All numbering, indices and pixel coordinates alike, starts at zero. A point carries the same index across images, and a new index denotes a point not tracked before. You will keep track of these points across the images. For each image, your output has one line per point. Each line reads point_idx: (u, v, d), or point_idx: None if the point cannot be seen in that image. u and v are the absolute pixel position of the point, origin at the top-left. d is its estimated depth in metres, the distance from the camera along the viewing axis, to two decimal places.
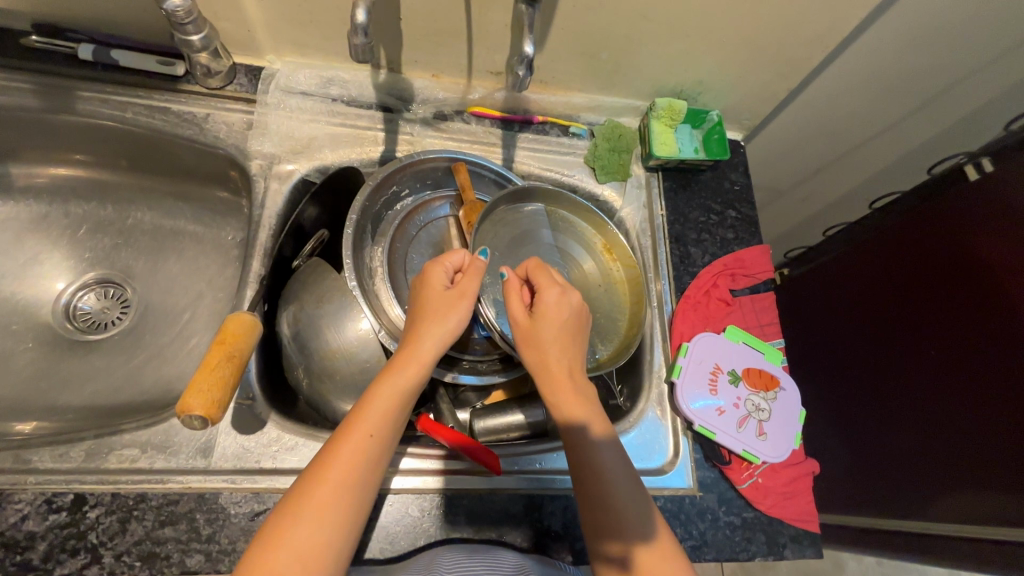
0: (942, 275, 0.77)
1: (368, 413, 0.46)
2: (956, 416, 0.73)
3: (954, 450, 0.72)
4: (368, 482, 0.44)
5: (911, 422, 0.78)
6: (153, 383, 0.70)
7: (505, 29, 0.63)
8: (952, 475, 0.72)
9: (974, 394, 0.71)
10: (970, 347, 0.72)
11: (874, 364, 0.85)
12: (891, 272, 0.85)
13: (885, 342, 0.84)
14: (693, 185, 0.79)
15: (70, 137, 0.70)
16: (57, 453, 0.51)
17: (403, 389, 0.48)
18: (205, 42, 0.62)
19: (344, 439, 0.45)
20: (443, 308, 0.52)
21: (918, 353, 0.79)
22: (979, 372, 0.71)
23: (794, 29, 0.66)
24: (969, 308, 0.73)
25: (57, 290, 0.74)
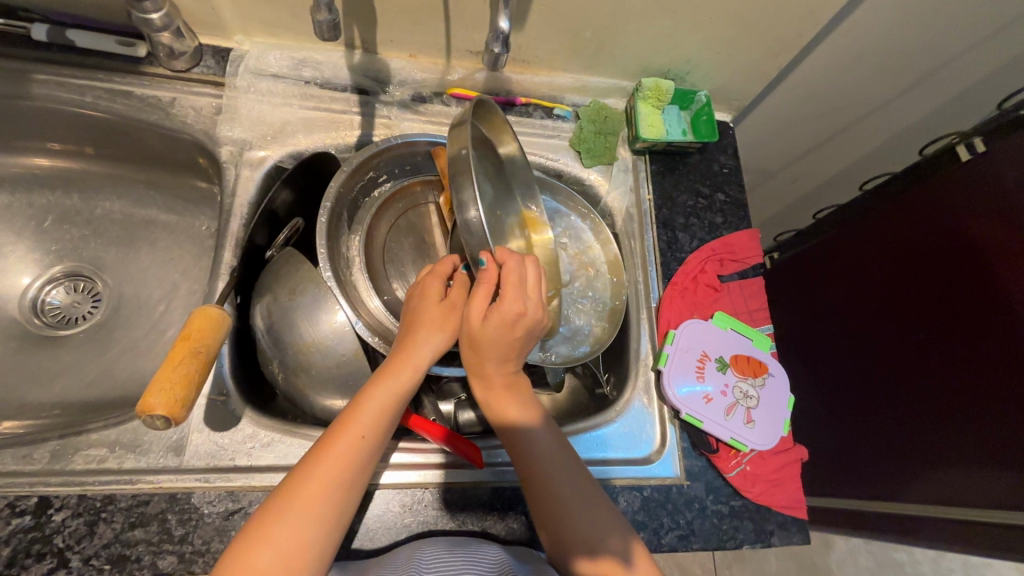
0: (931, 259, 0.76)
1: (362, 411, 0.45)
2: (943, 401, 0.73)
3: (941, 435, 0.72)
4: (358, 482, 0.43)
5: (897, 407, 0.78)
6: (126, 379, 0.68)
7: (482, 6, 0.61)
8: (948, 456, 0.71)
9: (960, 380, 0.71)
10: (959, 331, 0.72)
11: (862, 348, 0.84)
12: (883, 253, 0.84)
13: (873, 326, 0.83)
14: (680, 169, 0.77)
15: (29, 123, 0.66)
16: (20, 455, 0.49)
17: (397, 390, 0.47)
18: (165, 21, 0.59)
19: (335, 438, 0.43)
20: (426, 318, 0.50)
21: (912, 334, 0.77)
22: (966, 357, 0.71)
23: (785, 5, 0.63)
24: (958, 292, 0.72)
25: (23, 284, 0.71)
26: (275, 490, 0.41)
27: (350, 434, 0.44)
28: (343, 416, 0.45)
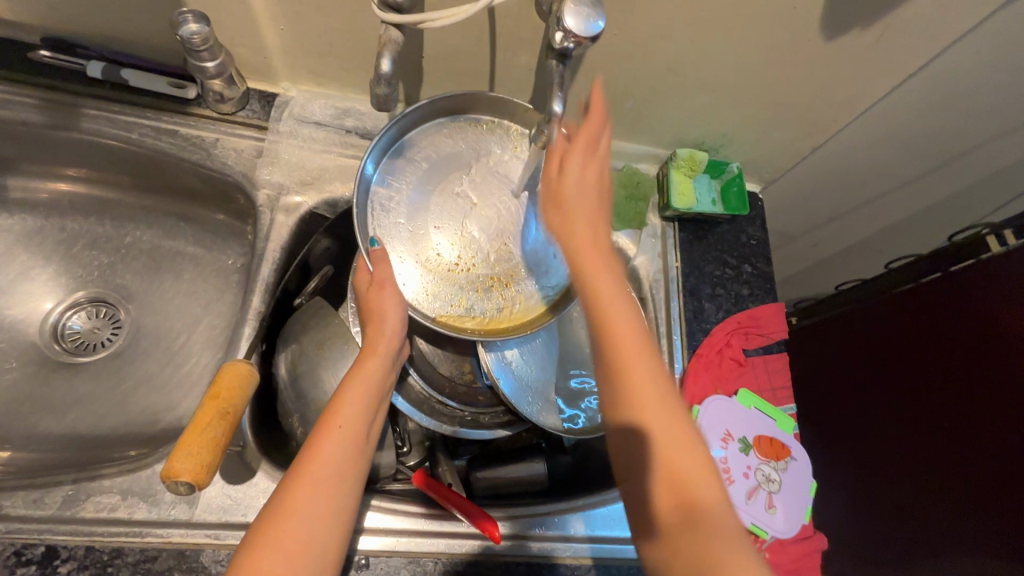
0: (949, 350, 0.74)
1: (341, 408, 0.46)
2: (950, 485, 0.71)
3: (955, 533, 0.71)
4: (348, 478, 0.44)
5: (916, 499, 0.76)
6: (139, 412, 0.67)
7: (530, 74, 0.62)
8: (960, 542, 0.70)
9: (966, 463, 0.70)
10: (976, 434, 0.69)
11: (874, 421, 0.83)
12: (890, 324, 0.83)
13: (890, 410, 0.81)
14: (709, 237, 0.77)
15: (70, 152, 0.67)
16: (31, 499, 0.48)
17: (367, 380, 0.48)
18: (219, 69, 0.60)
19: (320, 437, 0.44)
20: (372, 306, 0.51)
21: (921, 412, 0.76)
22: (982, 461, 0.68)
23: (823, 90, 0.65)
24: (968, 389, 0.71)
25: (46, 308, 0.71)
26: (272, 496, 0.42)
27: (330, 428, 0.45)
28: (326, 415, 0.46)
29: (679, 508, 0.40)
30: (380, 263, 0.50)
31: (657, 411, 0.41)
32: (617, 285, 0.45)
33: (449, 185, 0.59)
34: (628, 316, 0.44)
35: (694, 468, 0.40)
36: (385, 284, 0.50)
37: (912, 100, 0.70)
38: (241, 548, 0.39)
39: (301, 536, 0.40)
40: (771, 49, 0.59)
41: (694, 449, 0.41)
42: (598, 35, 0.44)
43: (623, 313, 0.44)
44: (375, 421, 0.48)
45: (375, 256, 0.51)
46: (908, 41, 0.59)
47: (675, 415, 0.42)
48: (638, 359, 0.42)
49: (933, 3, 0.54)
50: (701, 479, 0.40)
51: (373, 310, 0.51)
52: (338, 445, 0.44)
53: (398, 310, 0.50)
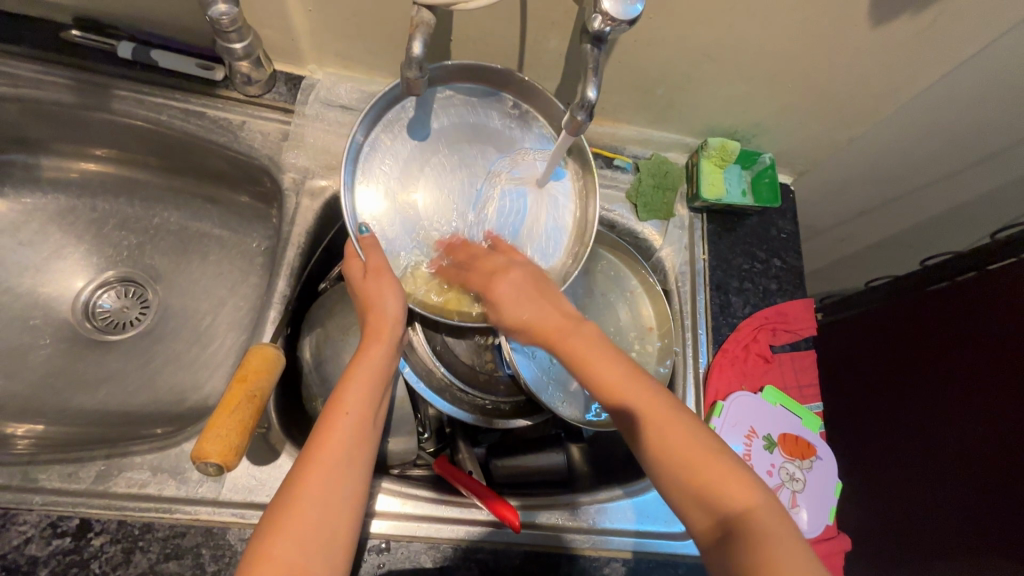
0: (977, 362, 0.72)
1: (348, 392, 0.45)
2: (979, 480, 0.70)
3: (963, 544, 0.71)
4: (359, 463, 0.43)
5: (932, 507, 0.75)
6: (166, 390, 0.69)
7: (560, 59, 0.61)
8: (991, 539, 0.67)
9: (994, 455, 0.68)
10: (990, 451, 0.69)
11: (898, 416, 0.81)
12: (916, 318, 0.81)
13: (907, 416, 0.80)
14: (738, 229, 0.75)
15: (100, 133, 0.68)
16: (66, 473, 0.49)
17: (370, 365, 0.47)
18: (247, 50, 0.60)
19: (330, 420, 0.43)
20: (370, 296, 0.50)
21: (947, 405, 0.75)
22: (995, 482, 0.68)
23: (866, 79, 0.63)
24: (995, 381, 0.69)
25: (77, 287, 0.73)
26: (283, 480, 0.41)
27: (338, 413, 0.44)
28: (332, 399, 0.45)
29: (715, 522, 0.40)
30: (370, 249, 0.51)
31: (660, 426, 0.43)
32: (546, 288, 0.53)
33: (440, 162, 0.59)
34: (611, 362, 0.47)
35: (694, 452, 0.42)
36: (382, 270, 0.50)
37: (961, 91, 0.67)
38: (250, 541, 0.38)
39: (316, 516, 0.40)
40: (816, 35, 0.56)
41: (684, 433, 0.43)
42: (636, 18, 0.42)
43: (606, 356, 0.47)
44: (381, 409, 0.48)
45: (364, 244, 0.51)
46: (965, 28, 0.56)
47: (678, 427, 0.43)
48: (631, 391, 0.45)
49: None
50: (732, 486, 0.40)
51: (371, 301, 0.50)
52: (347, 429, 0.43)
53: (394, 303, 0.50)
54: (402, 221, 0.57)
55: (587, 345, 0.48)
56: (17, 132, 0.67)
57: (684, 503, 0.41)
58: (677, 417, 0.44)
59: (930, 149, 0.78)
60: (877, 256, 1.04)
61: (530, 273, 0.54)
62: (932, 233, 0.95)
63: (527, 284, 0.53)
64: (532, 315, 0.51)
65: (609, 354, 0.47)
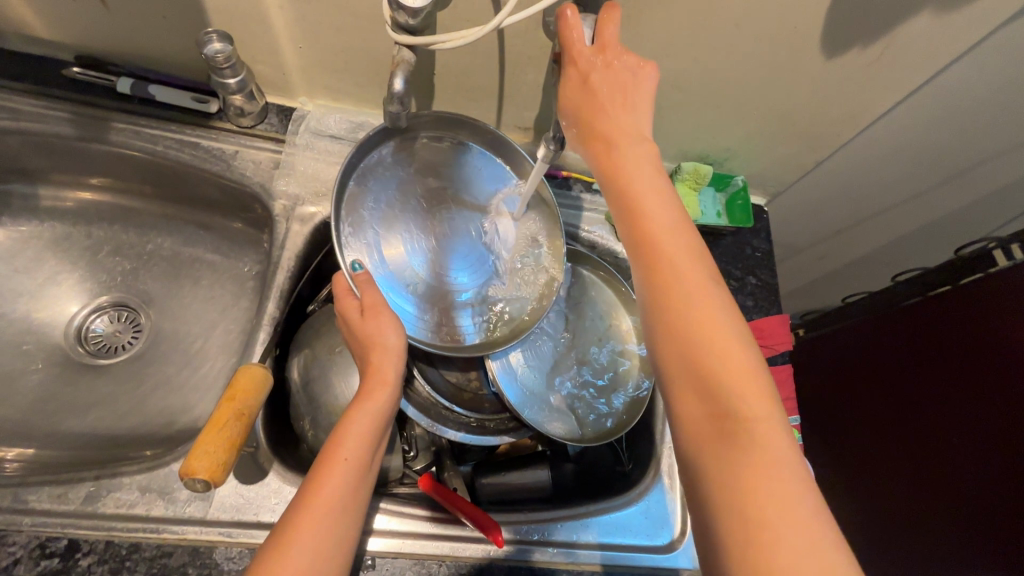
0: (947, 375, 0.74)
1: (347, 440, 0.46)
2: (955, 492, 0.71)
3: (944, 555, 0.72)
4: (352, 511, 0.44)
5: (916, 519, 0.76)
6: (157, 412, 0.70)
7: (537, 90, 0.64)
8: (969, 551, 0.68)
9: (967, 466, 0.70)
10: (964, 462, 0.70)
11: (879, 429, 0.83)
12: (890, 332, 0.84)
13: (887, 432, 0.82)
14: (714, 249, 0.78)
15: (97, 163, 0.70)
16: (55, 494, 0.50)
17: (371, 412, 0.48)
18: (240, 85, 0.63)
19: (327, 466, 0.44)
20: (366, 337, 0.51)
21: (922, 418, 0.76)
22: (971, 493, 0.69)
23: (824, 106, 0.67)
24: (964, 393, 0.71)
25: (72, 311, 0.74)
26: (274, 527, 0.42)
27: (336, 460, 0.45)
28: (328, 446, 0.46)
29: (710, 415, 0.36)
30: (366, 288, 0.52)
31: (689, 290, 0.39)
32: (636, 105, 0.45)
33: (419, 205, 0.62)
34: (664, 206, 0.42)
35: (709, 328, 0.38)
36: (380, 308, 0.51)
37: (918, 115, 0.71)
38: None
39: (303, 564, 0.40)
40: (777, 66, 0.60)
41: (711, 305, 0.38)
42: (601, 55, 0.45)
43: (675, 243, 0.40)
44: (376, 455, 0.49)
45: (359, 281, 0.53)
46: (914, 58, 0.60)
47: (704, 298, 0.38)
48: (676, 253, 0.40)
49: (931, 25, 0.56)
50: (744, 379, 0.36)
51: (372, 337, 0.51)
52: (346, 475, 0.44)
53: (393, 337, 0.51)
54: (385, 257, 0.59)
55: (646, 179, 0.43)
56: (16, 163, 0.69)
57: (681, 384, 0.38)
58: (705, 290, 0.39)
59: (894, 171, 0.82)
60: (854, 273, 1.08)
61: (636, 70, 0.45)
62: (902, 250, 0.98)
63: (632, 87, 0.45)
64: (612, 124, 0.44)
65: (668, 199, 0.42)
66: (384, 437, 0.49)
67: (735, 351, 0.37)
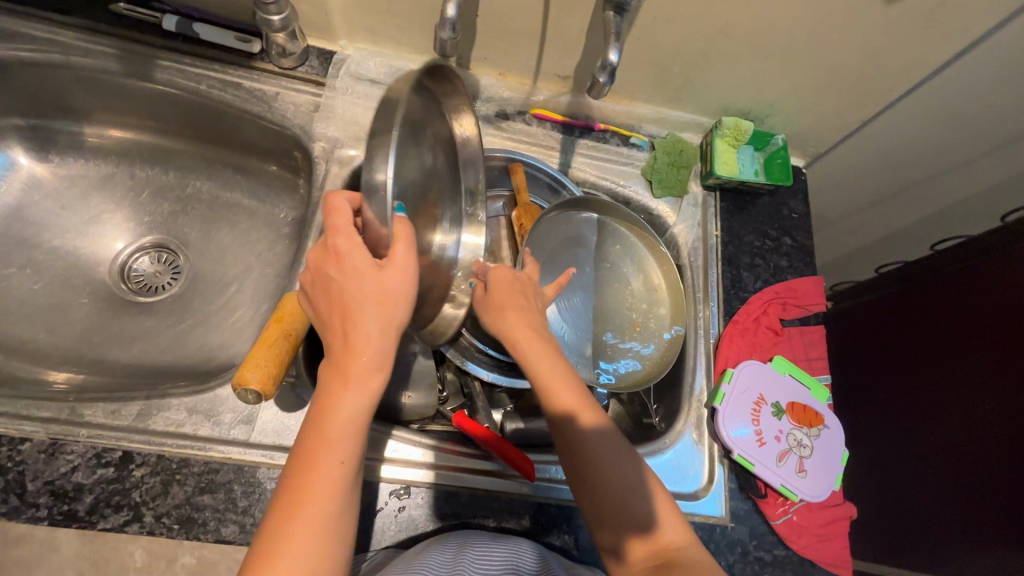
0: (982, 341, 0.73)
1: (338, 436, 0.39)
2: (982, 460, 0.70)
3: (964, 523, 0.70)
4: (348, 512, 0.39)
5: (936, 488, 0.74)
6: (196, 349, 0.72)
7: (580, 35, 0.64)
8: (995, 519, 0.67)
9: (998, 433, 0.68)
10: (997, 429, 0.69)
11: (907, 397, 0.82)
12: (926, 300, 0.83)
13: (913, 399, 0.81)
14: (750, 208, 0.77)
15: (142, 103, 0.71)
16: (109, 410, 0.52)
17: (362, 402, 0.40)
18: (284, 23, 0.63)
19: (316, 470, 0.38)
20: (358, 311, 0.40)
21: (954, 385, 0.76)
22: (999, 460, 0.68)
23: (875, 59, 0.65)
24: (998, 360, 0.71)
25: (116, 249, 0.76)
26: (257, 538, 0.37)
27: (329, 463, 0.38)
28: (313, 432, 0.39)
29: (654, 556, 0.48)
30: (396, 244, 0.41)
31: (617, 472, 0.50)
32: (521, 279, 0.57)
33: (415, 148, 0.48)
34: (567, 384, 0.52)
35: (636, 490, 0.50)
36: (409, 282, 0.42)
37: (973, 74, 0.69)
38: None
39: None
40: (831, 15, 0.59)
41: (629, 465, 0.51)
42: None
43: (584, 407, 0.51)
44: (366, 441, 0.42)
45: (397, 236, 0.41)
46: (976, 8, 0.58)
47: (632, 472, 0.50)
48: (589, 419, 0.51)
49: None
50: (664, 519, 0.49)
51: (359, 308, 0.40)
52: (339, 478, 0.38)
53: (396, 315, 0.41)
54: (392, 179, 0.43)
55: (537, 343, 0.54)
56: (64, 100, 0.71)
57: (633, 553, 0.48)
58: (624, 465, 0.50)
59: (941, 138, 0.80)
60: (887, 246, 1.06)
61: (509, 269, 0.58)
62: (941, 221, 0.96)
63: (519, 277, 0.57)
64: (516, 318, 0.54)
65: (557, 356, 0.54)
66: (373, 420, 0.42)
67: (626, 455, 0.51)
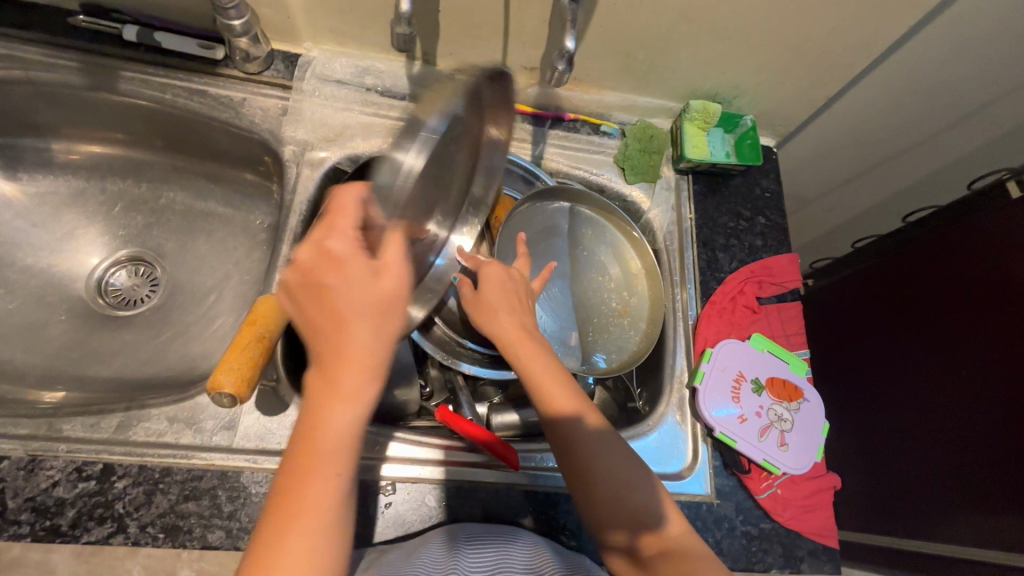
0: (961, 311, 0.74)
1: (329, 450, 0.37)
2: (965, 430, 0.70)
3: (948, 492, 0.71)
4: (343, 526, 0.37)
5: (920, 459, 0.75)
6: (178, 359, 0.72)
7: (542, 26, 0.64)
8: (977, 488, 0.68)
9: (982, 402, 0.69)
10: (981, 399, 0.69)
11: (890, 368, 0.83)
12: (905, 272, 0.83)
13: (896, 369, 0.82)
14: (722, 190, 0.78)
15: (108, 116, 0.71)
16: (88, 424, 0.52)
17: (354, 417, 0.38)
18: (245, 27, 0.63)
19: (310, 484, 0.36)
20: (355, 322, 0.39)
21: (935, 355, 0.76)
22: (982, 429, 0.69)
23: (835, 35, 0.65)
24: (980, 329, 0.71)
25: (91, 264, 0.76)
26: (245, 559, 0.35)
27: (323, 479, 0.36)
28: (302, 448, 0.37)
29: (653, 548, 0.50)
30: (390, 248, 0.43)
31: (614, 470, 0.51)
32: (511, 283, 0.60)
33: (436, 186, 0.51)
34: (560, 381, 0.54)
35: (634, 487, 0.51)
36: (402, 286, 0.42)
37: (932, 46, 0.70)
38: None
39: None
40: None
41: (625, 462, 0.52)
42: None
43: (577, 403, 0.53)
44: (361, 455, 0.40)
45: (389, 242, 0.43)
46: None
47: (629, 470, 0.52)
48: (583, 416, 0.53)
49: None
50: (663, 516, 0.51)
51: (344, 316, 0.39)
52: (332, 492, 0.36)
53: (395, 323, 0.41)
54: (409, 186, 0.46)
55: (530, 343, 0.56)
56: (29, 117, 0.70)
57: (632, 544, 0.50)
58: (623, 464, 0.52)
59: (906, 111, 0.81)
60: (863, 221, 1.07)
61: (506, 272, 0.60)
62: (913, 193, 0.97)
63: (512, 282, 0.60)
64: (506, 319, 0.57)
65: (547, 358, 0.55)
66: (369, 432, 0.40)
67: (621, 451, 0.52)
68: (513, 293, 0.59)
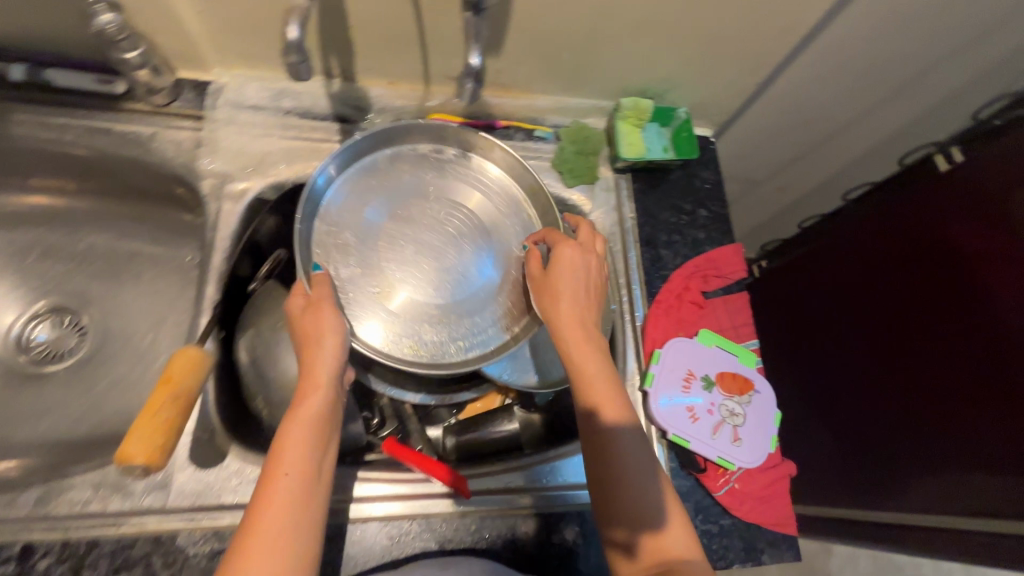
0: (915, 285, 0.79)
1: (285, 453, 0.41)
2: (935, 399, 0.74)
3: (923, 462, 0.73)
4: (305, 526, 0.39)
5: (896, 434, 0.78)
6: (113, 413, 0.68)
7: (458, 35, 0.62)
8: (949, 454, 0.70)
9: (947, 369, 0.73)
10: (944, 367, 0.73)
11: (858, 349, 0.86)
12: (863, 257, 0.89)
13: (862, 350, 0.86)
14: (662, 185, 0.77)
15: (7, 161, 0.66)
16: (3, 501, 0.49)
17: (309, 422, 0.43)
18: (143, 59, 0.59)
19: (268, 484, 0.39)
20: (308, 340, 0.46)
21: (895, 329, 0.81)
22: (952, 395, 0.72)
23: (755, 24, 0.65)
24: (933, 300, 0.76)
25: (9, 320, 0.71)
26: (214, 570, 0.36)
27: (274, 477, 0.39)
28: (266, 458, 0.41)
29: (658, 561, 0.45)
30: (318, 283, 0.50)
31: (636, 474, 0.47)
32: (586, 269, 0.53)
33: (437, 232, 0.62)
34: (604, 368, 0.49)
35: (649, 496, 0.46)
36: (323, 305, 0.48)
37: None
38: None
39: None
40: None
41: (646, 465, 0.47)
42: None
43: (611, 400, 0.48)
44: (327, 465, 0.43)
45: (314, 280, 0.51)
46: None
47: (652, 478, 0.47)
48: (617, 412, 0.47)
49: None
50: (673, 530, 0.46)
51: (309, 339, 0.47)
52: (287, 489, 0.39)
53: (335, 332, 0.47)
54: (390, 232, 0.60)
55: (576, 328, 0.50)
56: None
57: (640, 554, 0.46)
58: (642, 470, 0.47)
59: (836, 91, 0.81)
60: (809, 199, 1.09)
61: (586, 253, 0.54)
62: (853, 169, 0.99)
63: (588, 269, 0.54)
64: (569, 304, 0.51)
65: (604, 353, 0.50)
66: (333, 441, 0.44)
67: (643, 453, 0.48)
68: (581, 281, 0.53)
